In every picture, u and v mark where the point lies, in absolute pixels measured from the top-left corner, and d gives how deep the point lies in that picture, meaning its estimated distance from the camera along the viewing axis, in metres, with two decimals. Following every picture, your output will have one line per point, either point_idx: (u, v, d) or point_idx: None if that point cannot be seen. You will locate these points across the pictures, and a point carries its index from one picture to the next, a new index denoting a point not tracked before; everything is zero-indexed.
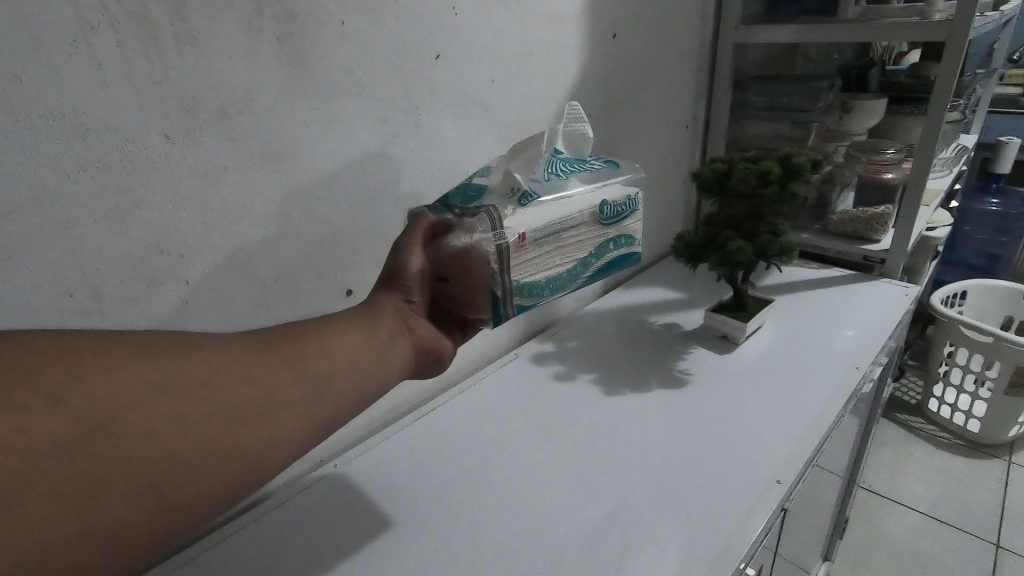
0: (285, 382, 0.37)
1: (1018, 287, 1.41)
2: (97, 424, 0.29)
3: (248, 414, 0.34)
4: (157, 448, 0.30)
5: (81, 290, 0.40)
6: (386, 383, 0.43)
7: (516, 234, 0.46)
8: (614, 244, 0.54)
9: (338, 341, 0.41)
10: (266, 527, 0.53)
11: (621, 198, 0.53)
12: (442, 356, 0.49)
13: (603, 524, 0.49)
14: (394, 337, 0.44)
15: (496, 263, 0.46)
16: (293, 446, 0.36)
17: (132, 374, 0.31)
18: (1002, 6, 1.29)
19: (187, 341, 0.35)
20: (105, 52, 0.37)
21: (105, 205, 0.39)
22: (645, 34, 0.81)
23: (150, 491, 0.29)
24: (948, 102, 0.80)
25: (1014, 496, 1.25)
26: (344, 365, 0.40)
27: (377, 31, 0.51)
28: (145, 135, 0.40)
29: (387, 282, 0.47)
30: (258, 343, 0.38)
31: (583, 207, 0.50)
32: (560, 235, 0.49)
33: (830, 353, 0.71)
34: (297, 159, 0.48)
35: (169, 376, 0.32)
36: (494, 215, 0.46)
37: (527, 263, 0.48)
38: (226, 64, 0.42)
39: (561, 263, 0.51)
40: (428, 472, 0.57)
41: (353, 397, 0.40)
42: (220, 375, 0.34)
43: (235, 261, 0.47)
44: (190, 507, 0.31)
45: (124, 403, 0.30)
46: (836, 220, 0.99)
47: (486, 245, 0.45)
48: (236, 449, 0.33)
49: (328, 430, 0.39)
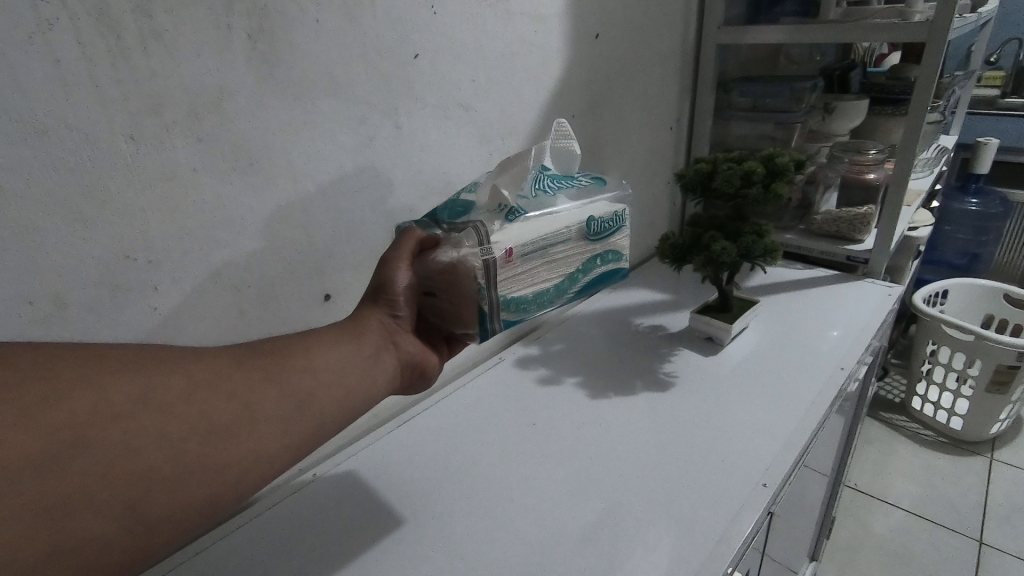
0: (268, 397, 0.36)
1: (998, 286, 1.43)
2: (75, 439, 0.28)
3: (230, 430, 0.34)
4: (137, 464, 0.29)
5: (44, 298, 0.38)
6: (370, 397, 0.42)
7: (504, 249, 0.46)
8: (601, 259, 0.54)
9: (321, 356, 0.40)
10: (244, 537, 0.51)
11: (609, 214, 0.52)
12: (426, 370, 0.49)
13: (590, 529, 0.49)
14: (378, 353, 0.44)
15: (483, 277, 0.45)
16: (275, 461, 0.36)
17: (112, 389, 0.30)
18: (980, 8, 1.31)
19: (168, 355, 0.34)
20: (65, 48, 0.35)
21: (69, 208, 0.38)
22: (628, 35, 0.80)
23: (128, 507, 0.29)
24: (928, 104, 0.80)
25: (996, 492, 1.26)
26: (328, 380, 0.39)
27: (354, 28, 0.50)
28: (108, 135, 0.38)
29: (373, 296, 0.46)
30: (242, 357, 0.37)
31: (571, 223, 0.50)
32: (547, 249, 0.49)
33: (814, 353, 0.71)
34: (271, 160, 0.47)
35: (151, 392, 0.31)
36: (481, 229, 0.45)
37: (514, 277, 0.47)
38: (194, 62, 0.41)
39: (549, 278, 0.50)
40: (411, 478, 0.56)
41: (336, 412, 0.39)
42: (202, 391, 0.34)
43: (207, 266, 0.46)
44: (168, 524, 0.30)
45: (104, 418, 0.29)
46: (820, 220, 0.99)
47: (473, 260, 0.44)
48: (218, 466, 0.32)
49: (309, 446, 0.38)
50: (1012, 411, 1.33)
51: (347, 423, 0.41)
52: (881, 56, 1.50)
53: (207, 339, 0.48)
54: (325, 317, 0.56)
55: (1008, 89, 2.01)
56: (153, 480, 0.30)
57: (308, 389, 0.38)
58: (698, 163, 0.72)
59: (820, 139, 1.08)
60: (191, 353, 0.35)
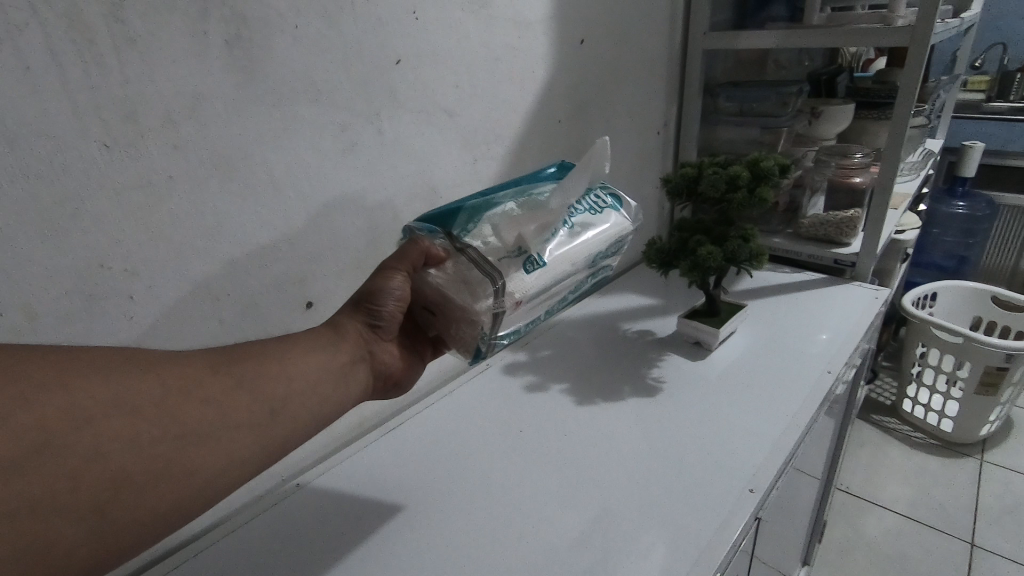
0: (241, 404, 0.35)
1: (985, 288, 1.44)
2: (46, 443, 0.27)
3: (202, 435, 0.33)
4: (105, 468, 0.29)
5: (13, 309, 0.37)
6: (341, 406, 0.42)
7: (515, 300, 0.44)
8: (594, 278, 0.54)
9: (297, 362, 0.40)
10: (224, 547, 0.50)
11: (616, 241, 0.52)
12: (398, 380, 0.49)
13: (580, 539, 0.48)
14: (354, 363, 0.43)
15: (488, 327, 0.44)
16: (246, 466, 0.35)
17: (83, 392, 0.29)
18: (964, 14, 1.32)
19: (142, 355, 0.33)
20: (35, 55, 0.35)
21: (38, 217, 0.37)
22: (613, 40, 0.80)
23: (95, 510, 0.28)
24: (911, 108, 0.80)
25: (986, 493, 1.27)
26: (303, 387, 0.39)
27: (334, 36, 0.49)
28: (80, 143, 0.38)
29: (355, 303, 0.46)
30: (218, 361, 0.36)
31: (581, 256, 0.49)
32: (554, 285, 0.48)
33: (802, 357, 0.71)
34: (250, 168, 0.47)
35: (122, 395, 0.30)
36: (499, 283, 0.43)
37: (516, 317, 0.46)
38: (169, 68, 0.40)
39: (544, 307, 0.49)
40: (396, 484, 0.56)
41: (309, 420, 0.39)
42: (175, 394, 0.33)
43: (184, 275, 0.45)
44: (136, 528, 0.30)
45: (73, 422, 0.28)
46: (807, 224, 1.00)
47: (484, 312, 0.43)
48: (187, 471, 0.32)
49: (279, 453, 0.38)
50: (1002, 413, 1.34)
51: (318, 431, 0.40)
52: (867, 61, 1.52)
53: (187, 348, 0.47)
54: (306, 324, 0.56)
55: (994, 93, 2.04)
56: (120, 484, 0.29)
57: (281, 397, 0.38)
58: (684, 167, 0.72)
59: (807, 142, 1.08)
60: (166, 355, 0.34)
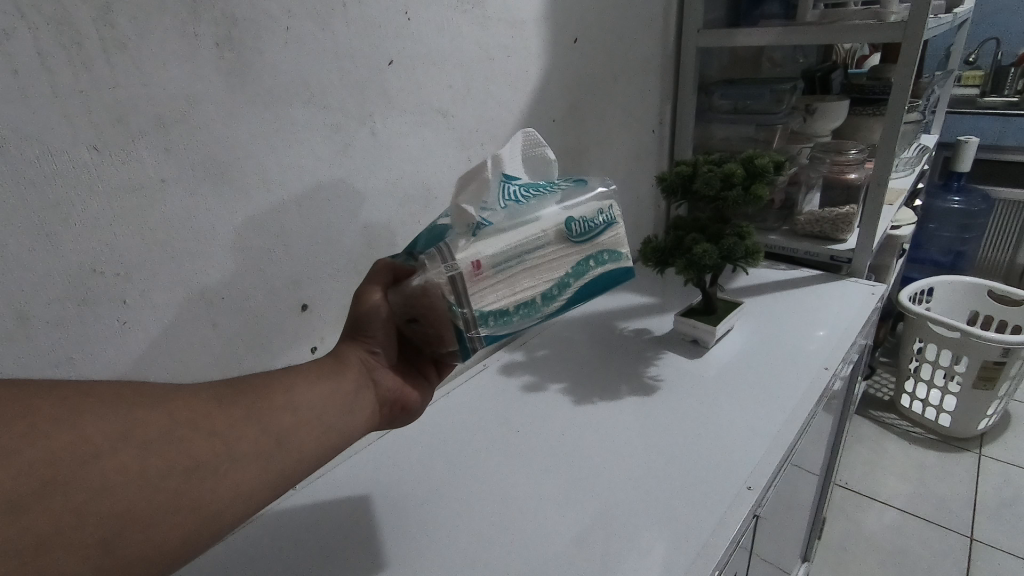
0: (247, 434, 0.34)
1: (981, 282, 1.44)
2: (54, 479, 0.27)
3: (210, 468, 0.32)
4: (114, 501, 0.28)
5: (5, 315, 0.37)
6: (349, 435, 0.40)
7: (470, 261, 0.40)
8: (596, 261, 0.45)
9: (300, 393, 0.38)
10: (221, 554, 0.50)
11: (592, 211, 0.45)
12: (406, 406, 0.47)
13: (580, 538, 0.48)
14: (357, 391, 0.42)
15: (450, 293, 0.40)
16: (254, 499, 0.34)
17: (91, 427, 0.29)
18: (957, 8, 1.32)
19: (148, 391, 0.32)
20: (25, 59, 0.35)
21: (29, 221, 0.37)
22: (606, 38, 0.80)
23: (101, 546, 0.27)
24: (905, 104, 0.80)
25: (985, 487, 1.27)
26: (308, 417, 0.38)
27: (327, 38, 0.49)
28: (72, 147, 0.38)
29: (350, 333, 0.45)
30: (223, 393, 0.35)
31: (546, 224, 0.43)
32: (522, 257, 0.42)
33: (799, 354, 0.71)
34: (244, 170, 0.47)
35: (130, 429, 0.30)
36: (443, 248, 0.41)
37: (488, 290, 0.41)
38: (160, 71, 0.40)
39: (533, 287, 0.43)
40: (396, 486, 0.56)
41: (317, 450, 0.38)
42: (182, 426, 0.32)
43: (177, 279, 0.45)
44: (143, 565, 0.29)
45: (80, 456, 0.28)
46: (802, 221, 1.00)
47: (438, 278, 0.40)
48: (195, 505, 0.31)
49: (288, 484, 0.36)
50: (999, 407, 1.34)
51: (325, 461, 0.39)
52: (861, 58, 1.52)
53: (181, 352, 0.47)
54: (302, 326, 0.56)
55: (988, 88, 2.04)
56: (129, 517, 0.28)
57: (287, 427, 0.36)
58: (678, 165, 0.72)
59: (801, 139, 1.08)
60: (174, 390, 0.34)
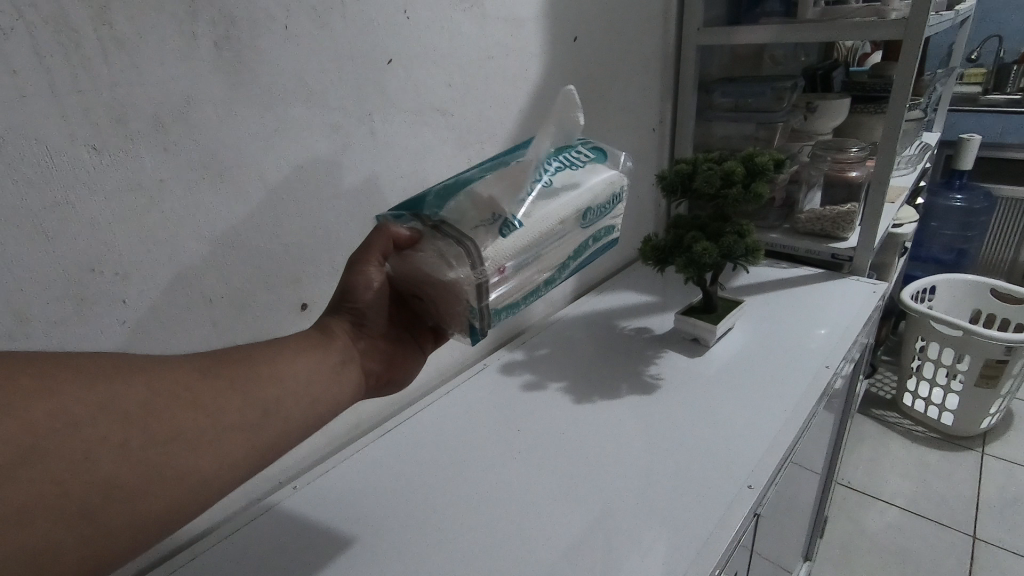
0: (232, 405, 0.35)
1: (983, 281, 1.44)
2: (32, 449, 0.27)
3: (194, 439, 0.32)
4: (96, 472, 0.28)
5: (3, 314, 0.37)
6: (335, 407, 0.41)
7: (496, 266, 0.40)
8: (592, 240, 0.48)
9: (288, 365, 0.39)
10: (220, 553, 0.50)
11: (604, 196, 0.46)
12: (392, 378, 0.48)
13: (580, 538, 0.47)
14: (345, 363, 0.43)
15: (474, 299, 0.40)
16: (239, 469, 0.34)
17: (70, 397, 0.29)
18: (957, 6, 1.31)
19: (131, 362, 0.32)
20: (22, 58, 0.35)
21: (27, 220, 0.37)
22: (606, 35, 0.80)
23: (85, 515, 0.27)
24: (906, 102, 0.80)
25: (988, 486, 1.27)
26: (294, 389, 0.38)
27: (325, 38, 0.49)
28: (71, 147, 0.38)
29: (337, 304, 0.45)
30: (207, 365, 0.35)
31: (567, 213, 0.44)
32: (540, 251, 0.43)
33: (800, 352, 0.71)
34: (242, 169, 0.47)
35: (111, 400, 0.30)
36: (473, 249, 0.39)
37: (506, 289, 0.42)
38: (158, 70, 0.40)
39: (540, 276, 0.44)
40: (394, 486, 0.55)
41: (301, 420, 0.38)
42: (164, 398, 0.32)
43: (176, 277, 0.45)
44: (129, 533, 0.29)
45: (62, 426, 0.28)
46: (803, 220, 1.00)
47: (466, 284, 0.39)
48: (179, 475, 0.31)
49: (274, 454, 0.37)
50: (1001, 406, 1.34)
51: (312, 431, 0.39)
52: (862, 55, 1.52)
53: (180, 351, 0.47)
54: (301, 325, 0.55)
55: (990, 85, 2.06)
56: (112, 487, 0.28)
57: (273, 399, 0.37)
58: (677, 163, 0.72)
59: (802, 138, 1.08)
60: (157, 361, 0.33)
